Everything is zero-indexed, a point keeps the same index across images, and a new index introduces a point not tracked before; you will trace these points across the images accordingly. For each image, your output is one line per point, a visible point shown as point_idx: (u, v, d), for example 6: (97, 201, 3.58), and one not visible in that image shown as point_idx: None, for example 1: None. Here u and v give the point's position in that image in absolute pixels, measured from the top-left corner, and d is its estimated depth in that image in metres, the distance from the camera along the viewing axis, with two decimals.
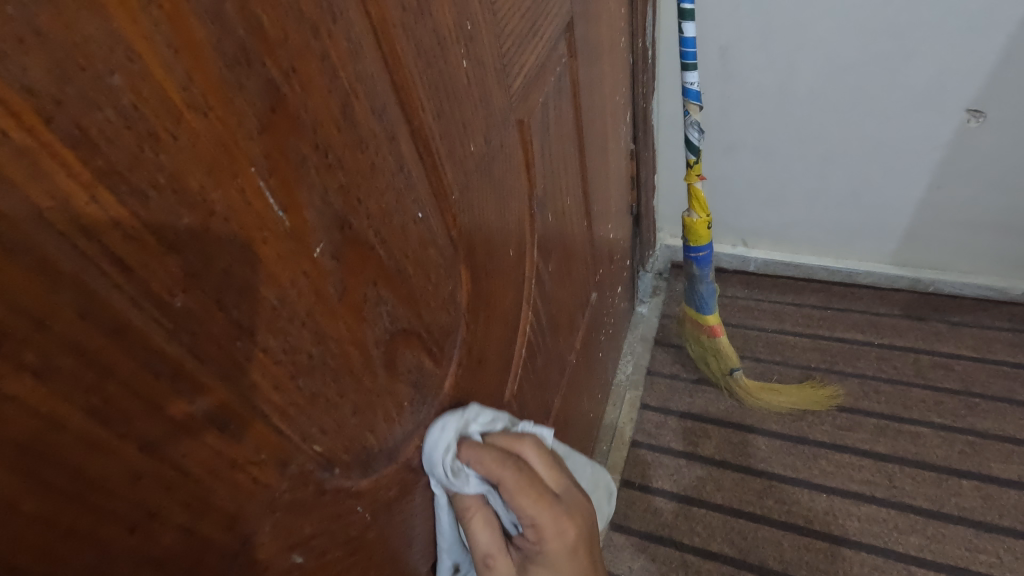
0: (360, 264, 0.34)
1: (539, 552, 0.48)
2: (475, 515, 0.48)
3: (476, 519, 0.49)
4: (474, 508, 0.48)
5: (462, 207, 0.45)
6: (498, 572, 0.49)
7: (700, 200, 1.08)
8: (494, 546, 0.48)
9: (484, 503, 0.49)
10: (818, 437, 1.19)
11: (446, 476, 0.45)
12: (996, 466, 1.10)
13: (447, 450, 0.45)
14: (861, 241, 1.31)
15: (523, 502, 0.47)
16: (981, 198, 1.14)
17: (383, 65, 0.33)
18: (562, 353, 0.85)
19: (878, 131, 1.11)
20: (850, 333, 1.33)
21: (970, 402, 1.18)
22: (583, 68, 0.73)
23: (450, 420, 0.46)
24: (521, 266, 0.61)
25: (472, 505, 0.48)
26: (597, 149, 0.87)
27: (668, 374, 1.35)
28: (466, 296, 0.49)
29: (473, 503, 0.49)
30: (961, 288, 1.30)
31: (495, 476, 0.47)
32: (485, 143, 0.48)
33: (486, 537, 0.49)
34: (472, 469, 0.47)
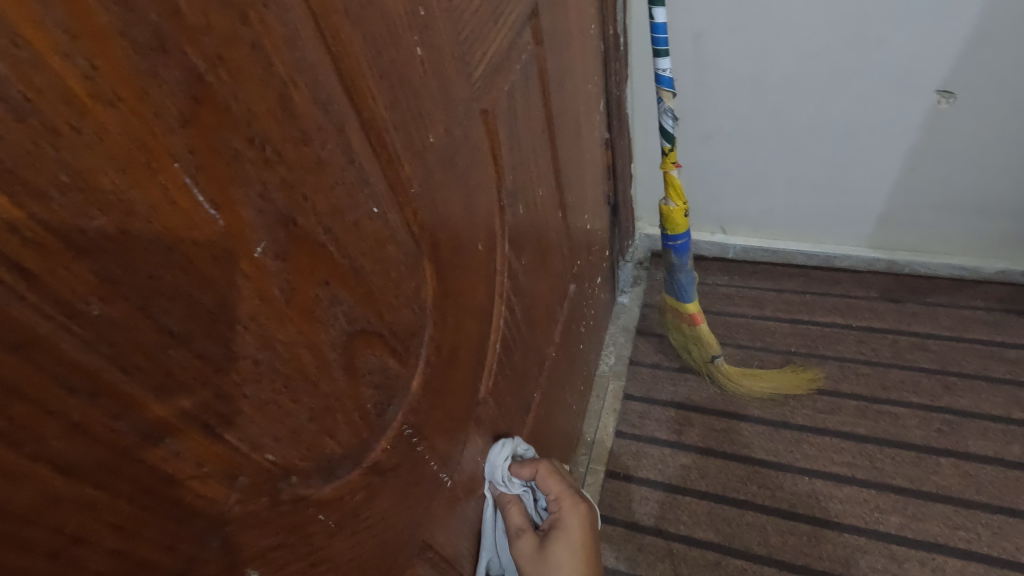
0: (309, 264, 0.32)
1: (559, 518, 0.69)
2: (513, 506, 0.69)
3: (512, 510, 0.69)
4: (512, 501, 0.69)
5: (424, 200, 0.44)
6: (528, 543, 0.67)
7: (676, 187, 1.08)
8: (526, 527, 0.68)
9: (519, 499, 0.70)
10: (801, 421, 1.20)
11: (501, 476, 0.67)
12: (973, 443, 1.11)
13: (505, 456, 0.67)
14: (837, 225, 1.32)
15: (551, 483, 0.70)
16: (954, 178, 1.15)
17: (326, 54, 0.31)
18: (541, 347, 0.84)
19: (852, 115, 1.11)
20: (829, 317, 1.34)
21: (947, 381, 1.20)
22: (551, 57, 0.71)
23: (505, 439, 0.69)
24: (492, 260, 0.60)
25: (511, 498, 0.69)
26: (571, 138, 0.85)
27: (650, 364, 1.35)
28: (432, 293, 0.47)
29: (512, 499, 0.69)
30: (936, 268, 1.32)
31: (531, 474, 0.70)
32: (446, 134, 0.46)
33: (520, 520, 0.69)
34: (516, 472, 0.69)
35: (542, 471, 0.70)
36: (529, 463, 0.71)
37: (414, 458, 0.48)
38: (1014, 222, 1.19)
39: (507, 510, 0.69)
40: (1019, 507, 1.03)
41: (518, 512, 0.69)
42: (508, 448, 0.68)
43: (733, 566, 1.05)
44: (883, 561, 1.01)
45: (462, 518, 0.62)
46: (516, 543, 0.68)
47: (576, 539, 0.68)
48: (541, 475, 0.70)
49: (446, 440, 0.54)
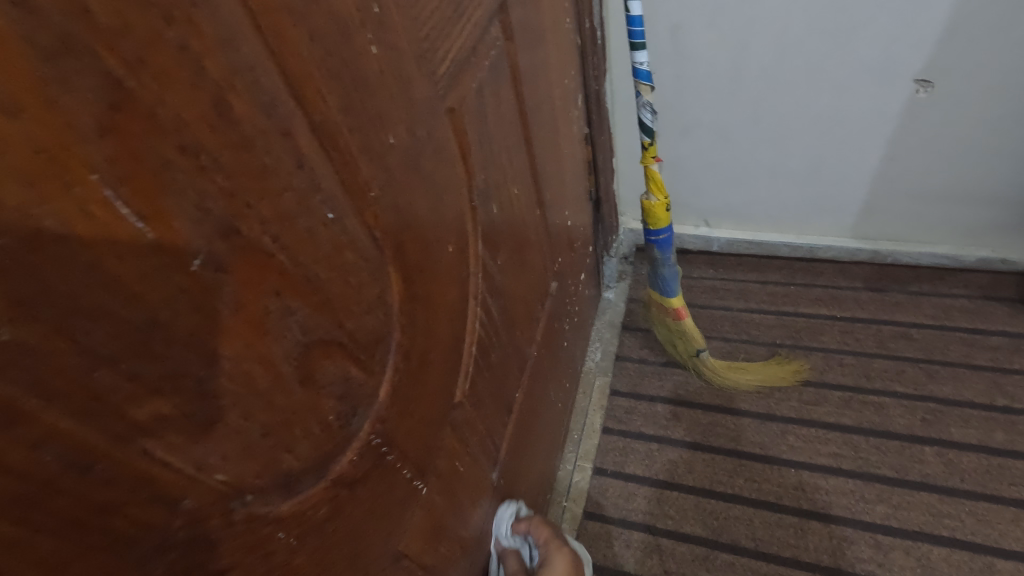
0: (256, 274, 0.31)
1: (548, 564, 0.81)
2: (510, 554, 0.81)
3: (509, 560, 0.81)
4: (511, 553, 0.82)
5: (385, 203, 0.43)
6: None
7: (657, 182, 1.06)
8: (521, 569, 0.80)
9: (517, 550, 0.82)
10: (786, 413, 1.20)
11: (504, 530, 0.82)
12: (957, 431, 1.12)
13: (507, 513, 0.83)
14: (820, 216, 1.32)
15: (543, 536, 0.84)
16: (935, 167, 1.15)
17: (268, 54, 0.30)
18: (522, 347, 0.83)
19: (831, 106, 1.11)
20: (813, 308, 1.34)
21: (931, 369, 1.20)
22: (523, 52, 0.70)
23: (507, 502, 0.85)
24: (464, 262, 0.58)
25: (510, 550, 0.82)
26: (547, 135, 0.84)
27: (636, 359, 1.34)
28: (399, 298, 0.46)
29: (511, 550, 0.82)
30: (918, 257, 1.32)
31: (528, 530, 0.84)
32: (408, 135, 0.45)
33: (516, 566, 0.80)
34: (517, 529, 0.83)
35: (536, 526, 0.85)
36: (527, 521, 0.85)
37: (384, 467, 0.47)
38: (994, 210, 1.19)
39: (506, 558, 0.81)
40: (1002, 494, 1.04)
41: (515, 559, 0.81)
42: (510, 509, 0.84)
43: (720, 560, 1.04)
44: (869, 550, 1.02)
45: (442, 526, 0.62)
46: None
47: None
48: (534, 529, 0.84)
49: (419, 447, 0.53)
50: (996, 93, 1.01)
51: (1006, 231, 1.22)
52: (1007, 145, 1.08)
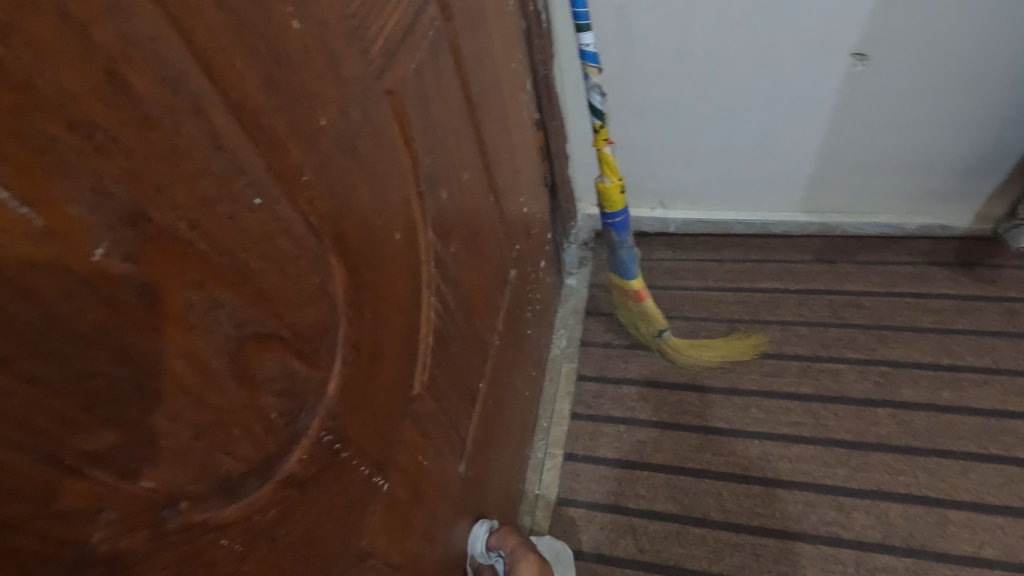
0: (174, 265, 0.28)
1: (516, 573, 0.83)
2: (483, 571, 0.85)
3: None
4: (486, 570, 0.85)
5: (321, 188, 0.41)
6: None
7: (610, 164, 1.06)
8: None
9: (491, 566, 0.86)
10: (748, 386, 1.22)
11: (480, 548, 0.84)
12: (907, 392, 1.16)
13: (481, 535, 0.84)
14: (769, 192, 1.35)
15: (510, 543, 0.86)
16: (876, 138, 1.18)
17: (169, 24, 0.28)
18: (482, 337, 0.82)
19: (775, 83, 1.13)
20: (768, 283, 1.37)
21: (881, 334, 1.25)
22: (464, 35, 0.68)
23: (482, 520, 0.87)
24: (414, 250, 0.57)
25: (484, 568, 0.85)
26: (497, 118, 0.83)
27: (601, 344, 1.35)
28: (343, 288, 0.44)
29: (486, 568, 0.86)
30: (864, 228, 1.36)
31: (497, 543, 0.86)
32: (341, 116, 0.43)
33: None
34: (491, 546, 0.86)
35: (503, 536, 0.87)
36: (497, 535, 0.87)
37: (339, 465, 0.45)
38: (932, 178, 1.23)
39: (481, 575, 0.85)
40: (951, 449, 1.08)
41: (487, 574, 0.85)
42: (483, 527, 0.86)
43: (692, 535, 1.06)
44: (832, 513, 1.05)
45: (409, 522, 0.60)
46: None
47: None
48: (503, 542, 0.86)
49: (377, 443, 0.51)
50: (926, 64, 1.05)
51: (944, 198, 1.27)
52: (939, 113, 1.12)
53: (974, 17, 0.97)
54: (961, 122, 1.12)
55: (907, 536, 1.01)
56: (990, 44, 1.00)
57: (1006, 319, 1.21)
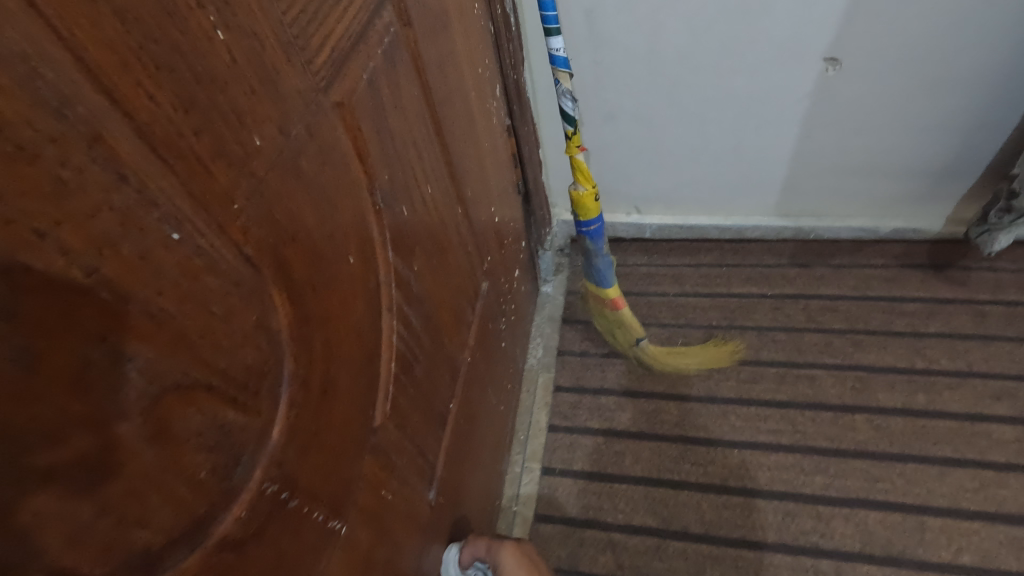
0: (63, 319, 0.25)
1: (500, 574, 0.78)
2: None
3: None
4: None
5: (256, 215, 0.37)
6: None
7: (584, 172, 1.03)
8: None
9: None
10: (726, 394, 1.21)
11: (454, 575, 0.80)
12: (883, 397, 1.16)
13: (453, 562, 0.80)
14: (744, 197, 1.33)
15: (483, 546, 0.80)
16: (848, 142, 1.18)
17: (52, 41, 0.24)
18: (452, 355, 0.78)
19: (747, 87, 1.11)
20: (745, 287, 1.36)
21: (856, 338, 1.24)
22: (424, 38, 0.64)
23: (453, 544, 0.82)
24: (371, 273, 0.53)
25: None
26: (463, 127, 0.80)
27: (578, 353, 1.32)
28: (287, 322, 0.40)
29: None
30: (839, 232, 1.36)
31: (468, 557, 0.80)
32: (279, 134, 0.39)
33: None
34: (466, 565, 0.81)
35: (472, 547, 0.81)
36: (466, 549, 0.81)
37: (285, 516, 0.41)
38: (904, 181, 1.23)
39: None
40: (927, 454, 1.08)
41: None
42: (454, 554, 0.81)
43: (671, 549, 1.04)
44: (811, 522, 1.04)
45: (372, 561, 0.56)
46: None
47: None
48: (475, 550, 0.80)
49: (332, 485, 0.48)
50: (896, 68, 1.04)
51: (915, 201, 1.28)
52: (909, 117, 1.12)
53: (943, 22, 0.97)
54: (931, 126, 1.12)
55: (885, 544, 1.00)
56: (958, 49, 1.00)
57: (978, 322, 1.22)
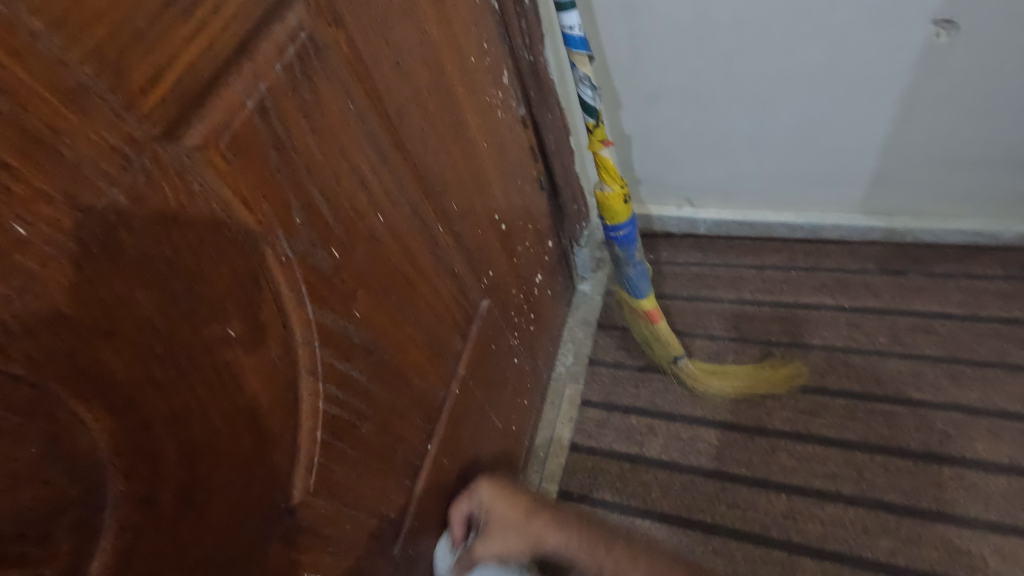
0: None
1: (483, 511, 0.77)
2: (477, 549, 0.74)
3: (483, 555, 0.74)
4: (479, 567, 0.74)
5: (32, 320, 0.29)
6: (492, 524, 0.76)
7: (609, 170, 0.88)
8: (484, 539, 0.75)
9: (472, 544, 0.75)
10: (778, 427, 1.03)
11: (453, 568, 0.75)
12: (983, 448, 0.94)
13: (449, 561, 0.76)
14: (822, 190, 1.11)
15: (456, 514, 0.77)
16: (965, 128, 0.92)
17: None
18: (427, 394, 0.69)
19: (824, 61, 0.89)
20: (816, 297, 1.15)
21: (955, 370, 1.01)
22: (372, 35, 0.53)
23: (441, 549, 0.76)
24: (274, 340, 0.44)
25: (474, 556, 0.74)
26: (446, 130, 0.67)
27: (611, 364, 1.19)
28: (106, 436, 0.33)
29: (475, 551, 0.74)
30: (945, 235, 1.10)
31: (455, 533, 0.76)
32: (77, 210, 0.30)
33: (491, 539, 0.75)
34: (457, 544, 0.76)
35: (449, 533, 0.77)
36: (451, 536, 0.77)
37: None
38: None
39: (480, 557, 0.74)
40: None
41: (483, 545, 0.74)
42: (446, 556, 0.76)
43: None
44: None
45: None
46: (490, 535, 0.75)
47: (495, 497, 0.77)
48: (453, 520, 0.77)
49: None
50: None
51: None
52: None
53: None
54: None
55: None
56: None
57: None
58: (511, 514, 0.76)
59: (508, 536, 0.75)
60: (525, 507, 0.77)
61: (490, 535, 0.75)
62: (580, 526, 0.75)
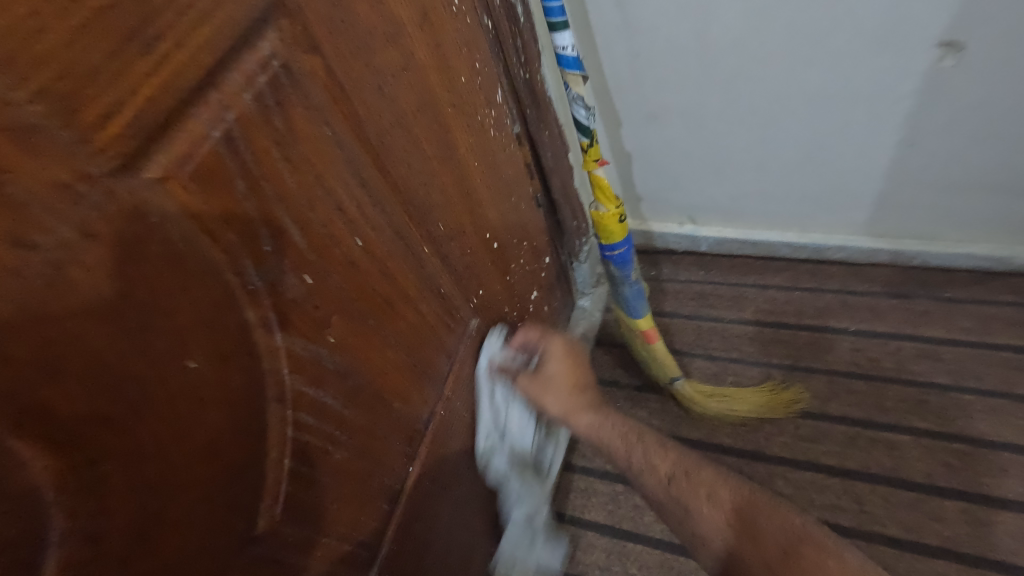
0: None
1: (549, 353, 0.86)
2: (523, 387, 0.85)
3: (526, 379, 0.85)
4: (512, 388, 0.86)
5: None
6: (547, 375, 0.84)
7: (604, 189, 0.88)
8: (536, 379, 0.85)
9: (525, 377, 0.85)
10: (777, 453, 1.01)
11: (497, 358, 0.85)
12: (989, 482, 0.90)
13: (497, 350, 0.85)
14: (825, 211, 1.08)
15: (535, 337, 0.89)
16: (972, 152, 0.89)
17: None
18: (408, 417, 0.68)
19: (826, 82, 0.87)
20: (819, 319, 1.12)
21: (962, 399, 0.98)
22: (355, 58, 0.52)
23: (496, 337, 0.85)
24: (237, 370, 0.44)
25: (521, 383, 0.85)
26: (434, 151, 0.67)
27: (608, 382, 1.18)
28: (50, 474, 0.32)
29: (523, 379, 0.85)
30: (953, 259, 1.07)
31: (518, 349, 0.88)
32: (20, 250, 0.30)
33: (548, 368, 0.85)
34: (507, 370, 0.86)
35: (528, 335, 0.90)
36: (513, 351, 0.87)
37: None
38: None
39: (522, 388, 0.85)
40: None
41: (527, 388, 0.85)
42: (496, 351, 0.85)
43: None
44: None
45: None
46: (526, 385, 0.85)
47: (563, 365, 0.85)
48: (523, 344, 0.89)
49: None
50: None
51: None
52: None
53: None
54: None
55: None
56: None
57: None
58: (569, 375, 0.84)
59: (556, 402, 0.83)
60: (580, 382, 0.84)
61: (544, 376, 0.84)
62: (620, 420, 0.77)
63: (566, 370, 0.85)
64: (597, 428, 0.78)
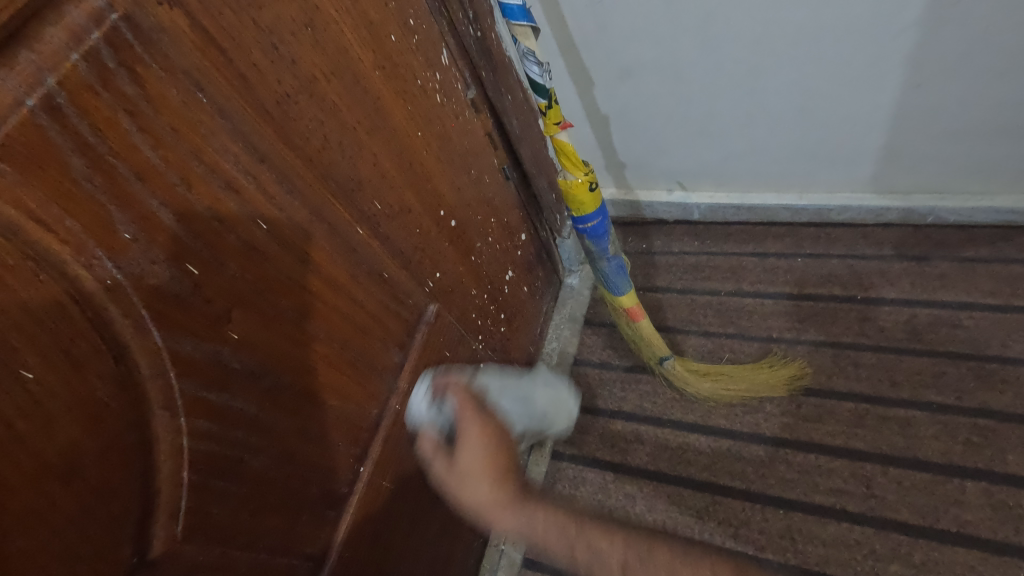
0: None
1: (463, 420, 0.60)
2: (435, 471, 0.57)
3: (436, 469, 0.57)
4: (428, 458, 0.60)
5: None
6: (458, 461, 0.56)
7: (569, 155, 0.79)
8: (446, 472, 0.56)
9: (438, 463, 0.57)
10: (777, 433, 0.93)
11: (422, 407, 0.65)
12: (1014, 462, 0.81)
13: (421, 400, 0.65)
14: (825, 169, 0.99)
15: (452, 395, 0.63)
16: (988, 89, 0.79)
17: None
18: (351, 414, 0.63)
19: (813, 21, 0.77)
20: (823, 287, 1.03)
21: (983, 369, 0.88)
22: (237, 12, 0.45)
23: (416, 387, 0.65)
24: (101, 378, 0.39)
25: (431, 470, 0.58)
26: (361, 121, 0.60)
27: (597, 364, 1.11)
28: None
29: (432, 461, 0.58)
30: (971, 214, 0.97)
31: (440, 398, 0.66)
32: None
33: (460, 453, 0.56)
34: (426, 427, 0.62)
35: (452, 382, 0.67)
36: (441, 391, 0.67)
37: None
38: None
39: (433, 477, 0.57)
40: None
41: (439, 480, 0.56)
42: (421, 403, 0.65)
43: None
44: None
45: None
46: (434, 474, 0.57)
47: (478, 445, 0.56)
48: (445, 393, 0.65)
49: None
50: None
51: None
52: None
53: None
54: None
55: None
56: None
57: None
58: (486, 469, 0.54)
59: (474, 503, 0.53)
60: (499, 473, 0.53)
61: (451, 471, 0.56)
62: (555, 510, 0.49)
63: (481, 459, 0.54)
64: (532, 526, 0.49)
